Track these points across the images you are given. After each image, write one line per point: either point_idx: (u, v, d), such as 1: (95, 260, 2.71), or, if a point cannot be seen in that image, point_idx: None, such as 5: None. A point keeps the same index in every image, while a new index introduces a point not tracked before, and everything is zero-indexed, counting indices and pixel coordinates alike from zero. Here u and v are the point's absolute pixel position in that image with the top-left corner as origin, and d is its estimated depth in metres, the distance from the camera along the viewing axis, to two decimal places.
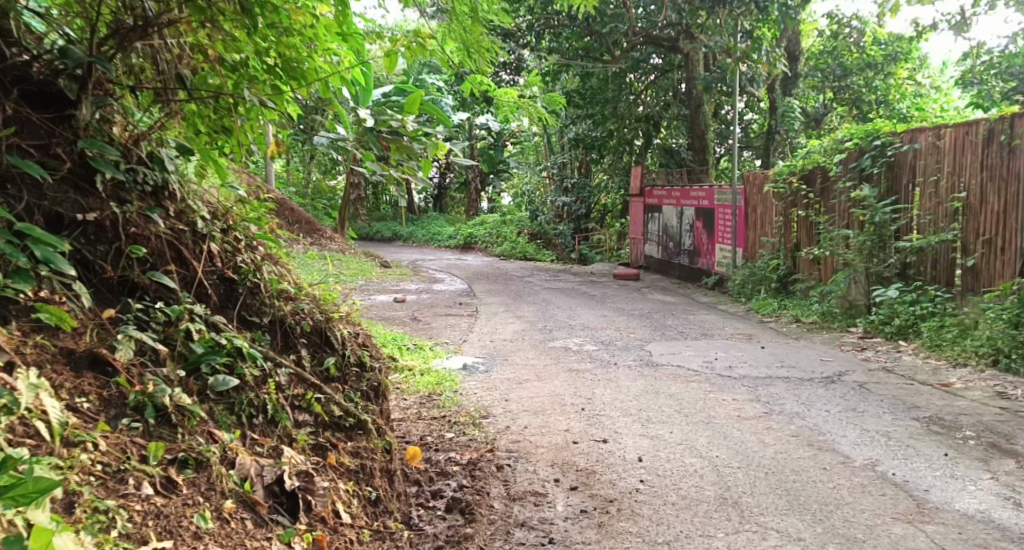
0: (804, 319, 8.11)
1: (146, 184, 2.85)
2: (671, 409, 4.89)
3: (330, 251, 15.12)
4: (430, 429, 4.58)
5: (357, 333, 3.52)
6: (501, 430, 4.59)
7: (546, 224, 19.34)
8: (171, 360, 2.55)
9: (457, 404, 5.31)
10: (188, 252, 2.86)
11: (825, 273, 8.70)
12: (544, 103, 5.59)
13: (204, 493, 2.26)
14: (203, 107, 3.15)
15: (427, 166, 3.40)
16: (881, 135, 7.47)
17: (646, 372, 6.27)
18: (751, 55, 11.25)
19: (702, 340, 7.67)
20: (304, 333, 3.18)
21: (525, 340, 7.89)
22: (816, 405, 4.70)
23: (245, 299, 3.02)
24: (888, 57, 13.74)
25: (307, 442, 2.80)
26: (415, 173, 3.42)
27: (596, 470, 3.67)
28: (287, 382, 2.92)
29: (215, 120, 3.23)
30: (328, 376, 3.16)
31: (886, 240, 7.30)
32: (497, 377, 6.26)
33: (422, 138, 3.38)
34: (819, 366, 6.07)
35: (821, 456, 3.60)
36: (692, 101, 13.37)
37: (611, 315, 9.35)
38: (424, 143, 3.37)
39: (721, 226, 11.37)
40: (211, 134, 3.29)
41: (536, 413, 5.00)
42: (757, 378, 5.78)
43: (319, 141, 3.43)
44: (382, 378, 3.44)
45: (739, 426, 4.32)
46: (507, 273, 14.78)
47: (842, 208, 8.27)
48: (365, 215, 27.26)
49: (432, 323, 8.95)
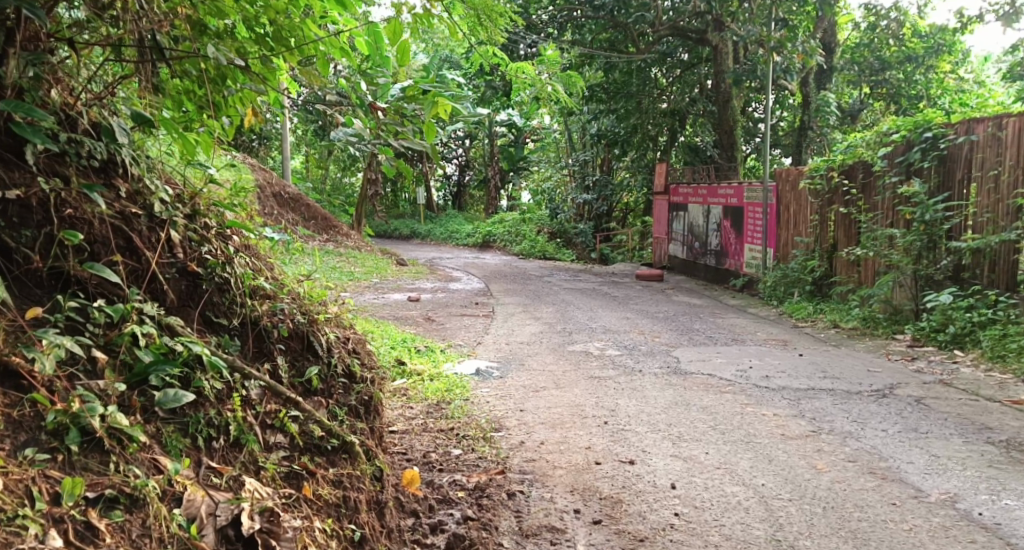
0: (843, 326, 7.56)
1: (93, 158, 2.39)
2: (705, 426, 4.38)
3: (345, 247, 14.71)
4: (435, 444, 4.10)
5: (346, 339, 3.03)
6: (514, 446, 4.11)
7: (566, 222, 18.83)
8: (109, 370, 2.10)
9: (467, 414, 4.83)
10: (141, 241, 2.40)
11: (864, 276, 8.15)
12: (565, 82, 5.16)
13: (134, 542, 1.81)
14: (186, 78, 2.76)
15: (429, 128, 2.78)
16: (933, 126, 6.93)
17: (675, 381, 5.77)
18: (786, 45, 10.74)
19: (734, 346, 7.14)
20: (282, 337, 2.70)
21: (542, 343, 7.39)
22: (869, 423, 4.20)
23: (212, 297, 2.55)
24: (929, 50, 13.22)
25: (278, 470, 2.32)
26: (410, 136, 2.95)
27: (621, 498, 3.19)
28: (257, 397, 2.44)
29: (201, 95, 2.85)
30: (309, 390, 2.67)
31: (937, 241, 6.77)
32: (513, 384, 5.78)
33: (421, 96, 2.86)
34: (866, 377, 5.54)
35: (888, 487, 3.09)
36: (721, 96, 12.77)
37: (634, 317, 8.84)
38: (421, 99, 2.88)
39: (750, 226, 10.83)
40: (196, 112, 2.94)
41: (553, 427, 4.51)
42: (798, 390, 5.27)
43: (336, 136, 2.96)
44: (375, 391, 2.95)
45: (786, 447, 3.81)
46: (527, 272, 14.28)
47: (886, 205, 7.72)
48: (383, 213, 26.90)
49: (445, 324, 8.47)
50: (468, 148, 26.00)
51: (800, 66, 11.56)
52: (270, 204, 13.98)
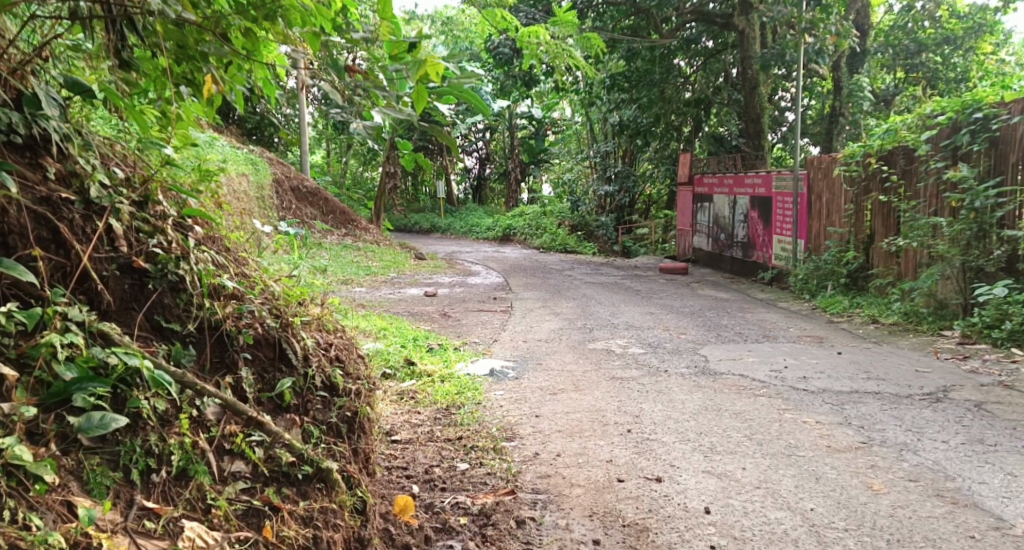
0: (883, 321, 7.14)
1: (14, 133, 2.00)
2: (740, 435, 3.97)
3: (364, 242, 14.34)
4: (439, 457, 3.69)
5: (327, 345, 2.60)
6: (527, 460, 3.70)
7: (588, 215, 18.33)
8: (19, 391, 1.73)
9: (478, 421, 4.41)
10: (69, 232, 2.02)
11: (904, 268, 7.64)
12: (585, 49, 4.72)
13: None
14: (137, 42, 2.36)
15: (416, 94, 2.49)
16: (983, 106, 6.51)
17: (703, 382, 5.34)
18: (819, 25, 10.23)
19: (766, 342, 6.70)
20: (248, 345, 2.29)
21: (562, 340, 6.96)
22: (926, 433, 3.87)
23: (163, 298, 2.15)
24: (969, 30, 12.73)
25: (233, 507, 1.94)
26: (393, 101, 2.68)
27: (647, 526, 2.83)
28: (214, 420, 2.03)
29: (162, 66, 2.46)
30: (281, 407, 2.27)
31: (988, 229, 6.35)
32: (529, 385, 5.37)
33: (405, 54, 2.56)
34: (914, 380, 5.18)
35: (962, 516, 2.79)
36: (747, 81, 12.15)
37: (658, 312, 8.40)
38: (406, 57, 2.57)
39: (778, 217, 10.33)
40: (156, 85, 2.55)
41: (571, 436, 4.10)
42: (841, 393, 4.88)
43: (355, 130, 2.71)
44: (362, 406, 2.51)
45: (833, 464, 3.44)
46: (548, 266, 13.84)
47: (929, 192, 7.25)
48: (402, 207, 26.52)
49: (461, 320, 8.07)
50: (489, 141, 25.55)
51: (832, 49, 11.04)
52: (288, 199, 13.65)
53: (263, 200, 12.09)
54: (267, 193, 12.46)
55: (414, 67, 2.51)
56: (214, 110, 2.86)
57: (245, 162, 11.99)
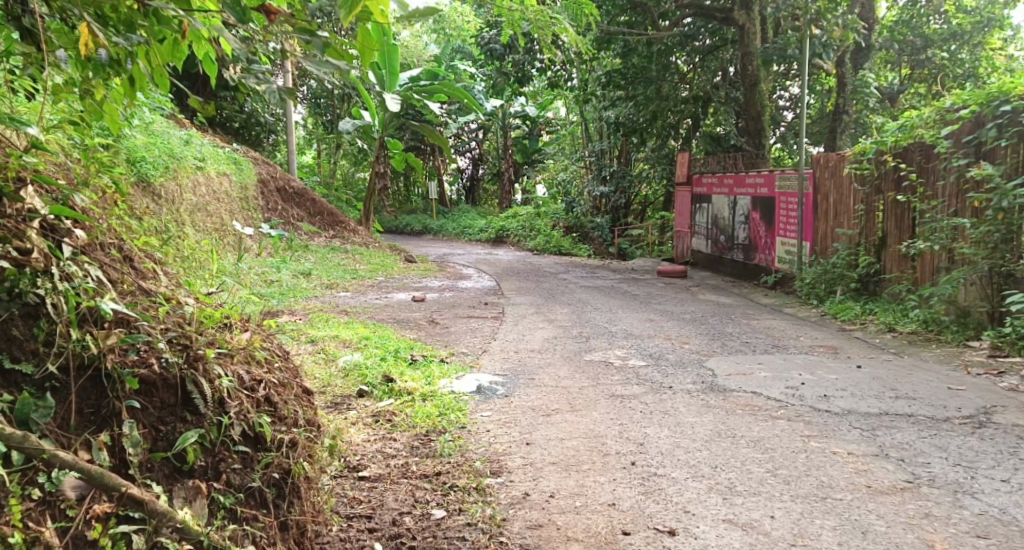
0: (900, 330, 6.63)
1: None
2: (762, 471, 3.41)
3: (353, 243, 13.73)
4: (409, 499, 3.14)
5: (250, 379, 2.40)
6: (515, 502, 3.15)
7: (583, 216, 17.70)
8: None
9: (460, 451, 3.81)
10: None
11: (919, 274, 7.10)
12: (572, 17, 4.14)
13: None
14: None
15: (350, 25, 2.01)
16: (1011, 98, 5.97)
17: (711, 400, 4.80)
18: (827, 17, 9.66)
19: (777, 353, 6.17)
20: (136, 392, 2.07)
21: (556, 351, 6.41)
22: (979, 470, 3.39)
23: (13, 329, 1.95)
24: (978, 24, 12.06)
25: None
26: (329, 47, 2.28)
27: None
28: (75, 498, 1.83)
29: None
30: (181, 470, 2.07)
31: (1016, 232, 5.84)
32: (521, 404, 4.82)
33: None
34: (947, 399, 4.68)
35: None
36: (747, 78, 11.43)
37: (658, 319, 7.85)
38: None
39: (782, 217, 9.78)
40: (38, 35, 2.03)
41: (566, 470, 3.53)
42: (868, 415, 4.37)
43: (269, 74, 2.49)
44: (293, 467, 2.33)
45: (879, 510, 2.96)
46: (542, 269, 13.26)
47: (948, 190, 6.72)
48: (392, 207, 25.82)
49: (450, 328, 7.51)
50: (482, 140, 24.95)
51: (839, 43, 10.49)
52: (274, 199, 13.00)
53: (246, 201, 11.51)
54: (251, 193, 11.85)
55: (345, 4, 1.99)
56: (137, 90, 2.34)
57: (226, 161, 11.34)
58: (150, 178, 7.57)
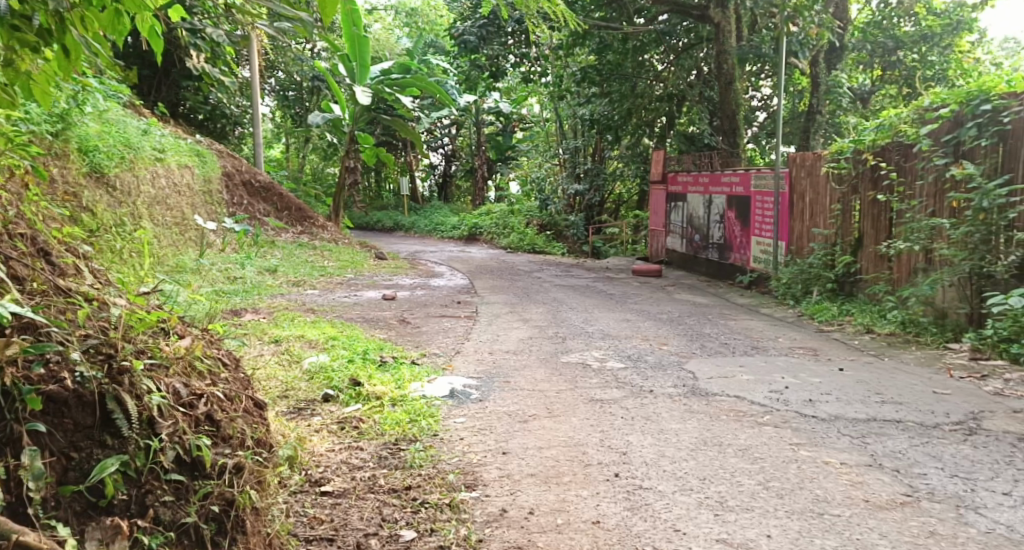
0: (880, 331, 6.50)
1: None
2: (753, 484, 3.21)
3: (322, 239, 13.37)
4: (374, 518, 2.90)
5: (185, 390, 2.29)
6: (491, 521, 2.91)
7: (556, 214, 17.49)
8: None
9: (432, 461, 3.56)
10: None
11: (897, 275, 6.98)
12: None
13: None
14: None
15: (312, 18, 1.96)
16: (992, 97, 5.85)
17: (693, 405, 4.60)
18: (803, 14, 9.52)
19: (756, 355, 6.01)
20: (40, 414, 1.97)
21: (532, 352, 6.18)
22: (977, 481, 3.23)
23: None
24: (947, 27, 12.04)
25: None
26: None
27: None
28: None
29: None
30: (97, 507, 1.96)
31: (996, 233, 5.71)
32: (495, 409, 4.58)
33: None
34: (932, 403, 4.54)
35: None
36: (722, 77, 11.22)
37: (635, 319, 7.65)
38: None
39: (757, 216, 9.65)
40: None
41: (546, 483, 3.31)
42: (855, 421, 4.21)
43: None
44: (239, 497, 2.21)
45: (882, 529, 2.78)
46: (515, 267, 13.01)
47: (926, 190, 6.60)
48: (363, 204, 25.39)
49: (421, 328, 7.25)
50: (454, 137, 24.61)
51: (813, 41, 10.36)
52: (240, 193, 12.63)
53: (210, 195, 11.14)
54: (215, 186, 11.46)
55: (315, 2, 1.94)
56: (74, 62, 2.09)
57: (189, 153, 10.98)
58: (104, 169, 7.21)
